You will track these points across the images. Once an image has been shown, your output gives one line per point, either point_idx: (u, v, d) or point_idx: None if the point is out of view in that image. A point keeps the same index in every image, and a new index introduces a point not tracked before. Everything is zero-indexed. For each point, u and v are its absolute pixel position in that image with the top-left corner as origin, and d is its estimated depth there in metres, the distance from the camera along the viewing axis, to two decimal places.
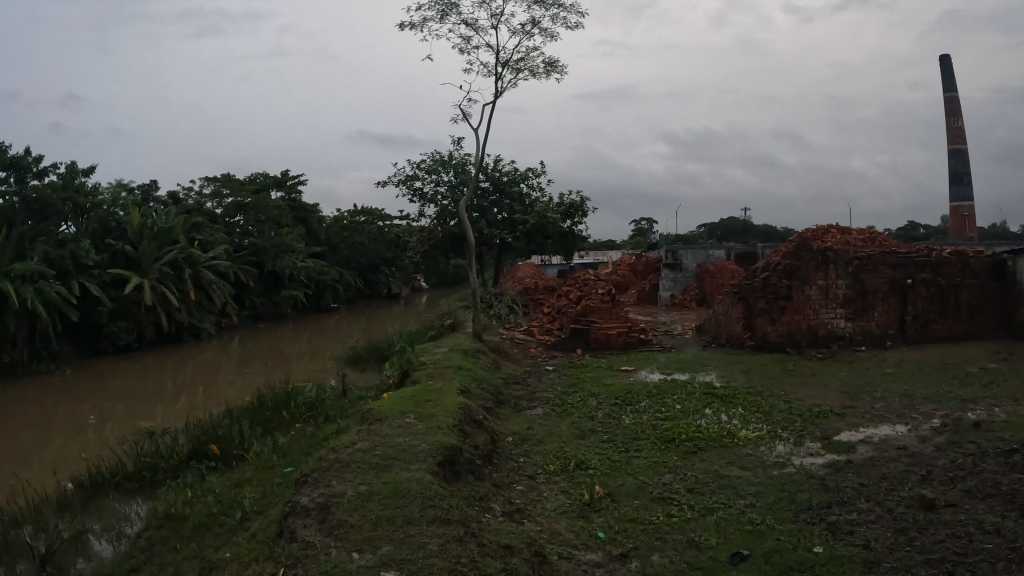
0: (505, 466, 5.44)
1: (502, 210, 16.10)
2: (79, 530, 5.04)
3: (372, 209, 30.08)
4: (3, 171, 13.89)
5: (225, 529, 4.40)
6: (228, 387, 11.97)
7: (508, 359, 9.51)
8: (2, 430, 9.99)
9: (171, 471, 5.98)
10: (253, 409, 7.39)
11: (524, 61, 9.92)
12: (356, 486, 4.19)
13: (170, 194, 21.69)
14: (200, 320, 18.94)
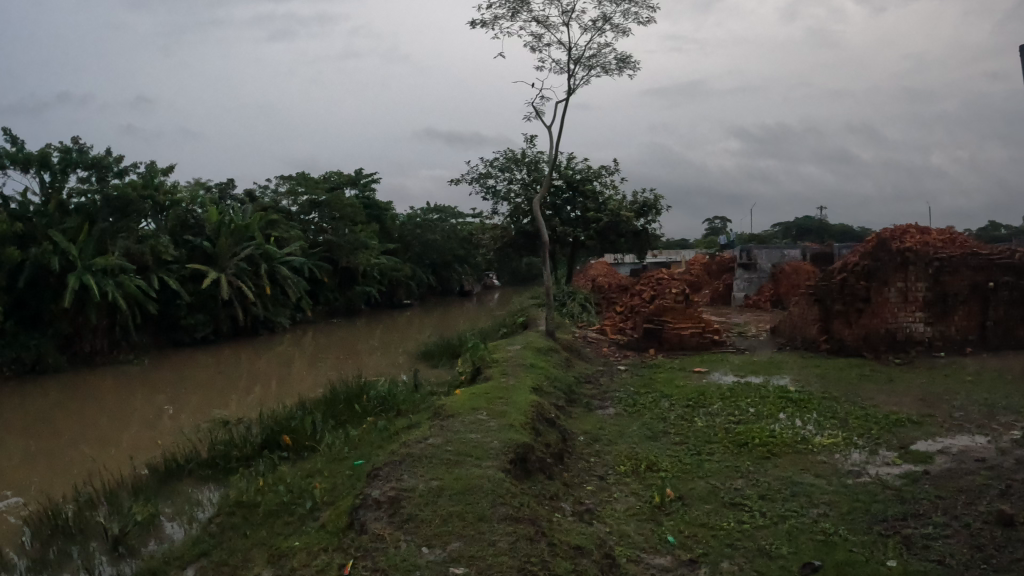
0: (574, 465, 5.40)
1: (575, 207, 15.92)
2: (154, 513, 5.29)
3: (444, 207, 30.36)
4: (87, 170, 14.69)
5: (295, 518, 4.53)
6: (301, 379, 12.31)
7: (580, 357, 9.46)
8: (86, 414, 10.57)
9: (244, 460, 6.20)
10: (326, 401, 7.58)
11: (595, 57, 9.83)
12: (426, 481, 4.23)
13: (247, 192, 22.48)
14: (276, 313, 19.62)
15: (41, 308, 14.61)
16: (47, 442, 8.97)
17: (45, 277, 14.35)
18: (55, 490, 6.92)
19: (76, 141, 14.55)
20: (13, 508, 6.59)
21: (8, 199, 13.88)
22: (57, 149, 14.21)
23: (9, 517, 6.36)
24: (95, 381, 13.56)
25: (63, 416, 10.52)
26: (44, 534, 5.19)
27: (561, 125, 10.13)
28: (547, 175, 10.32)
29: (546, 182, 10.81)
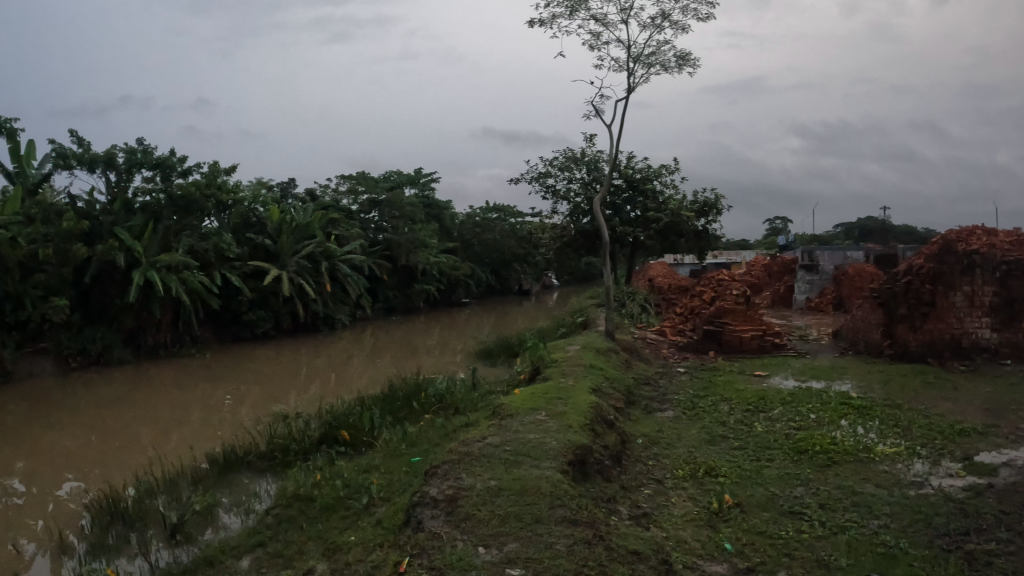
0: (632, 468, 5.34)
1: (635, 208, 15.65)
2: (211, 503, 5.44)
3: (503, 206, 30.22)
4: (151, 170, 15.22)
5: (350, 512, 4.60)
6: (359, 376, 12.51)
7: (639, 358, 9.36)
8: (152, 405, 10.97)
9: (302, 453, 6.33)
10: (385, 398, 7.68)
11: (654, 55, 9.71)
12: (484, 480, 4.23)
13: (307, 191, 22.96)
14: (335, 311, 20.03)
15: (108, 303, 15.24)
16: (115, 430, 9.37)
17: (112, 273, 14.96)
18: (118, 477, 7.20)
19: (141, 142, 15.07)
20: (78, 493, 6.90)
21: (77, 198, 14.52)
22: (123, 149, 14.77)
23: (75, 501, 6.67)
24: (159, 373, 14.09)
25: (129, 406, 10.95)
26: (108, 518, 5.42)
27: (621, 124, 10.03)
28: (608, 174, 10.23)
29: (607, 181, 10.71)
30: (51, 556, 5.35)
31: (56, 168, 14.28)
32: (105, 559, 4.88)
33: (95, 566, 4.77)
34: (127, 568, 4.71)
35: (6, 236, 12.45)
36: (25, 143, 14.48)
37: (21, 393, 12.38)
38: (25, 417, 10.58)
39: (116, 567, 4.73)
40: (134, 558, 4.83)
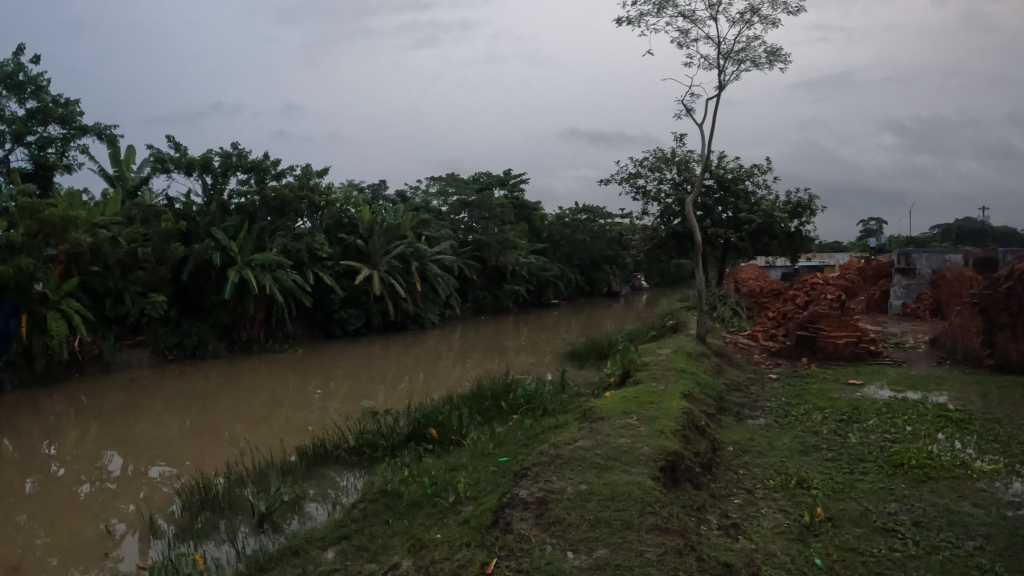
0: (722, 477, 5.20)
1: (727, 208, 14.66)
2: (298, 494, 5.60)
3: (592, 206, 29.51)
4: (246, 173, 15.86)
5: (437, 510, 4.67)
6: (447, 375, 12.65)
7: (731, 363, 9.13)
8: (243, 397, 11.44)
9: (390, 449, 6.45)
10: (473, 397, 7.77)
11: (745, 51, 9.46)
12: (574, 484, 4.20)
13: (398, 193, 23.43)
14: (425, 310, 20.39)
15: (202, 299, 16.04)
16: (207, 421, 9.80)
17: (208, 271, 15.73)
18: (209, 465, 7.52)
19: (236, 147, 15.77)
20: (169, 478, 7.25)
21: (176, 200, 15.32)
22: (219, 154, 15.49)
23: (167, 486, 7.01)
24: (247, 367, 14.71)
25: (220, 398, 11.45)
26: (199, 504, 5.68)
27: (713, 122, 9.79)
28: (701, 174, 10.00)
29: (698, 181, 10.49)
30: (140, 538, 5.65)
31: (155, 171, 15.09)
32: (194, 542, 5.11)
33: (183, 550, 4.99)
34: (214, 553, 4.92)
35: (107, 235, 13.27)
36: (126, 149, 15.36)
37: (119, 382, 13.16)
38: (124, 405, 11.25)
39: (205, 551, 4.94)
40: (222, 542, 5.05)
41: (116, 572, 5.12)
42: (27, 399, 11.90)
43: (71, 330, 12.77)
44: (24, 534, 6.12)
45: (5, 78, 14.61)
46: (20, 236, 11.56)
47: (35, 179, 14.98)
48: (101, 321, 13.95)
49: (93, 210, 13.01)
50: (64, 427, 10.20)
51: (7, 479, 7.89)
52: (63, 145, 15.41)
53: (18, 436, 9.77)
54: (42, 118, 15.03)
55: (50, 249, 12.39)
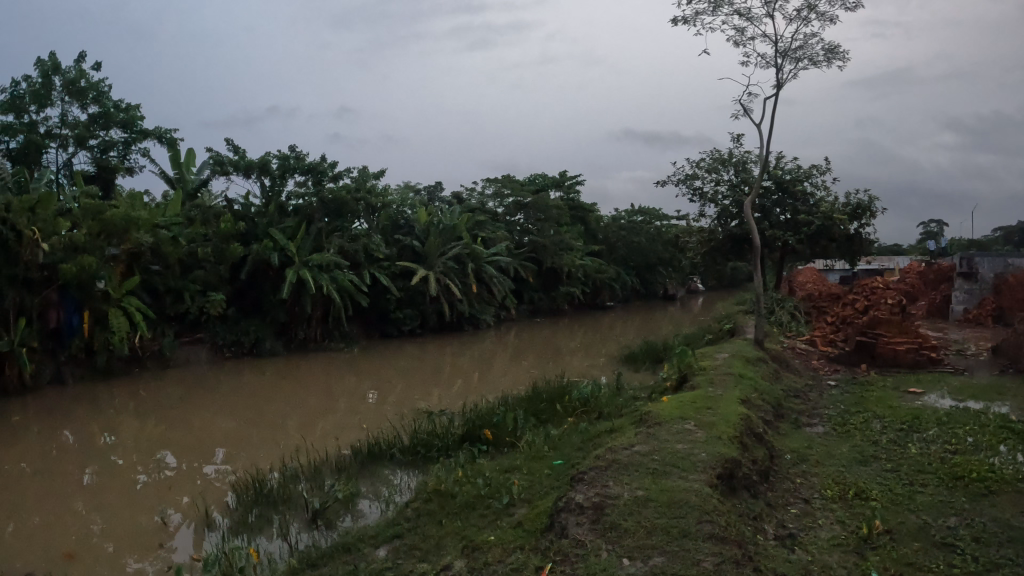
0: (779, 486, 5.10)
1: (785, 210, 13.83)
2: (353, 492, 5.70)
3: (649, 208, 28.58)
4: (304, 175, 16.21)
5: (490, 511, 4.72)
6: (501, 376, 12.66)
7: (788, 369, 8.96)
8: (296, 395, 11.68)
9: (444, 449, 6.50)
10: (528, 399, 7.77)
11: (802, 49, 9.27)
12: (630, 490, 4.17)
13: (453, 194, 23.42)
14: (481, 311, 20.34)
15: (259, 298, 16.46)
16: (260, 417, 10.01)
17: (265, 271, 16.10)
18: (264, 461, 7.68)
19: (294, 150, 16.13)
20: (223, 473, 7.41)
21: (234, 201, 15.74)
22: (277, 156, 15.86)
23: (220, 481, 7.16)
24: (299, 365, 15.01)
25: (274, 395, 11.70)
26: (253, 498, 5.81)
27: (771, 122, 9.61)
28: (759, 175, 9.82)
29: (757, 182, 10.29)
30: (193, 531, 5.79)
31: (214, 174, 15.51)
32: (251, 535, 5.25)
33: (238, 543, 5.11)
34: (267, 548, 5.01)
35: (167, 235, 13.73)
36: (185, 152, 15.83)
37: (176, 378, 13.59)
38: (180, 400, 11.60)
39: (257, 546, 5.04)
40: (275, 537, 5.15)
41: (169, 562, 5.26)
42: (89, 392, 12.40)
43: (131, 327, 13.25)
44: (82, 522, 6.35)
45: (70, 85, 15.20)
46: (84, 236, 12.06)
47: (98, 181, 15.55)
48: (161, 318, 14.42)
49: (154, 212, 13.47)
50: (123, 419, 10.57)
51: (69, 468, 8.20)
52: (124, 148, 15.96)
53: (80, 428, 10.17)
54: (105, 123, 15.60)
55: (113, 249, 12.87)
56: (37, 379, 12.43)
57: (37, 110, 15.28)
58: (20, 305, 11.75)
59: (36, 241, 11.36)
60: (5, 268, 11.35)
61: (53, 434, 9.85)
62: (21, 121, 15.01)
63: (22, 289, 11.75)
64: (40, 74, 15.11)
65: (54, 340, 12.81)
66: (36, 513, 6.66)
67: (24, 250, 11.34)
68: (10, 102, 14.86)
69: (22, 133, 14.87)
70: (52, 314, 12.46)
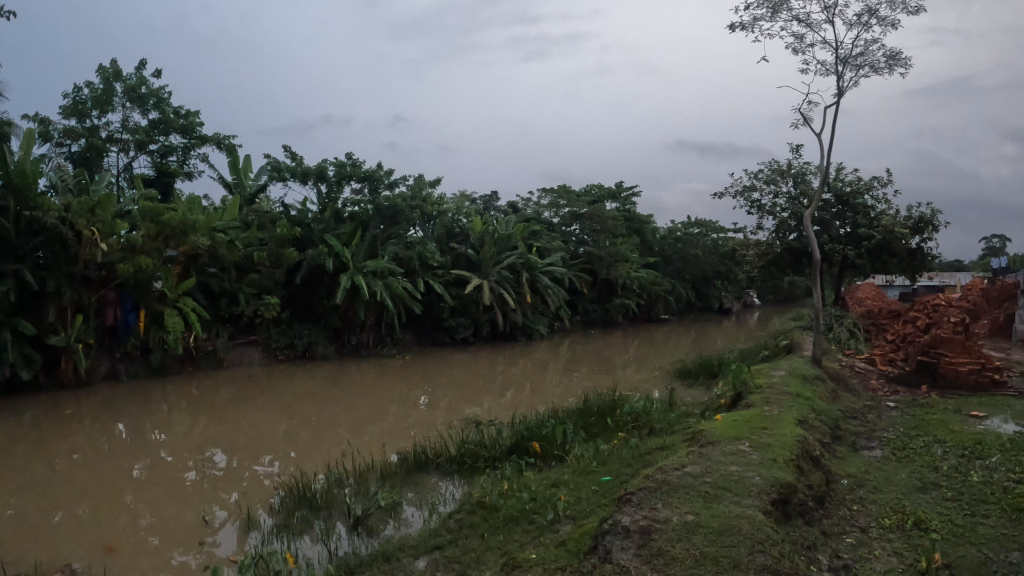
0: (834, 513, 4.98)
1: (845, 223, 13.48)
2: (397, 500, 5.77)
3: (706, 220, 27.91)
4: (360, 182, 16.55)
5: (534, 527, 4.74)
6: (554, 388, 12.61)
7: (846, 388, 8.73)
8: (346, 399, 11.85)
9: (490, 461, 6.51)
10: (578, 411, 7.75)
11: (863, 55, 9.07)
12: (680, 514, 4.13)
13: (509, 203, 23.37)
14: (534, 321, 20.22)
15: (314, 303, 16.79)
16: (309, 420, 10.19)
17: (320, 276, 16.41)
18: (309, 464, 7.79)
19: (350, 157, 16.46)
20: (269, 473, 7.55)
21: (292, 207, 16.13)
22: (335, 163, 16.19)
23: (265, 481, 7.30)
24: (348, 370, 15.21)
25: (325, 399, 11.90)
26: (297, 502, 5.91)
27: (833, 132, 9.40)
28: (819, 186, 9.61)
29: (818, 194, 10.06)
30: (235, 529, 5.91)
31: (272, 180, 15.89)
32: (297, 537, 5.36)
33: (276, 545, 5.20)
34: (306, 552, 5.08)
35: (223, 239, 14.14)
36: (243, 158, 16.23)
37: (227, 378, 13.93)
38: (230, 400, 11.90)
39: (297, 550, 5.12)
40: (316, 541, 5.23)
41: (211, 559, 5.37)
42: (143, 389, 12.82)
43: (186, 327, 13.66)
44: (129, 515, 6.55)
45: (131, 91, 15.75)
46: (141, 238, 12.50)
47: (157, 185, 16.08)
48: (215, 319, 14.83)
49: (211, 215, 13.89)
50: (174, 417, 10.88)
51: (120, 462, 8.47)
52: (184, 154, 16.46)
53: (132, 422, 10.52)
54: (164, 129, 16.13)
55: (171, 251, 13.32)
56: (92, 374, 12.93)
57: (99, 115, 15.86)
58: (79, 302, 12.24)
59: (95, 241, 11.82)
60: (65, 267, 11.85)
61: (107, 428, 10.20)
62: (83, 125, 15.62)
63: (80, 287, 12.23)
64: (102, 80, 15.70)
65: (111, 338, 13.30)
66: (86, 504, 6.90)
67: (84, 250, 11.81)
68: (73, 107, 15.47)
69: (84, 137, 15.46)
70: (109, 312, 12.98)
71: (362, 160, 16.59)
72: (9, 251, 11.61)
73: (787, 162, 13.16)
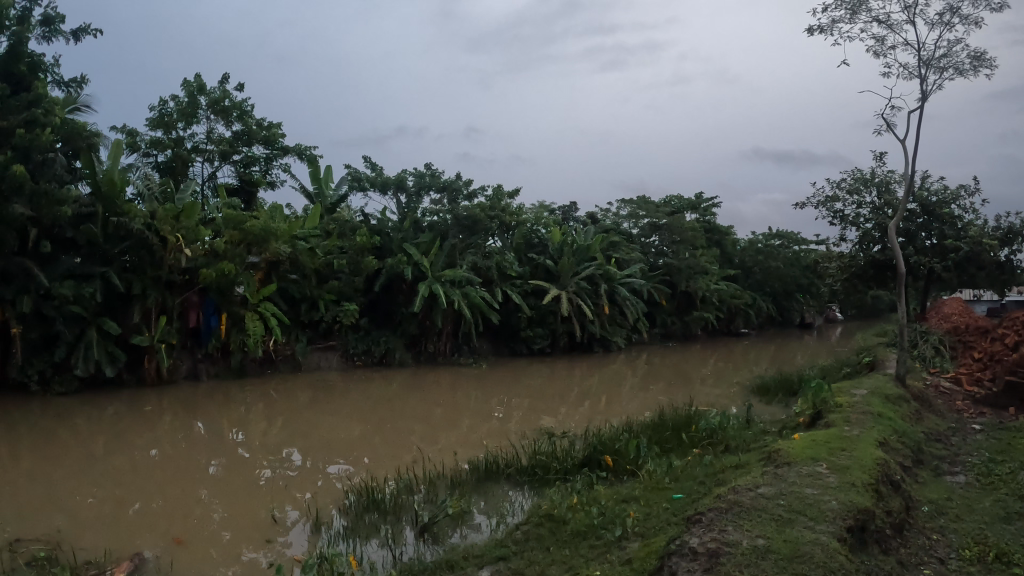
0: (912, 542, 4.75)
1: (931, 235, 12.83)
2: (467, 508, 5.82)
3: (787, 231, 27.05)
4: (440, 193, 16.95)
5: (601, 543, 4.70)
6: (630, 401, 12.45)
7: (932, 409, 8.33)
8: (420, 406, 12.01)
9: (563, 473, 6.50)
10: (653, 426, 7.65)
11: (946, 57, 8.68)
12: (751, 537, 4.02)
13: (588, 214, 23.29)
14: (612, 333, 20.04)
15: (392, 310, 17.16)
16: (383, 426, 10.39)
17: (399, 284, 16.77)
18: (381, 469, 7.93)
19: (430, 168, 16.85)
20: (342, 476, 7.73)
21: (372, 217, 16.60)
22: (414, 174, 16.62)
23: (336, 484, 7.49)
24: (421, 377, 15.43)
25: (401, 405, 12.08)
26: (366, 505, 6.04)
27: (917, 136, 9.01)
28: (903, 195, 9.21)
29: (902, 204, 9.61)
30: (305, 530, 6.06)
31: (352, 190, 16.37)
32: (367, 540, 5.48)
33: (342, 548, 5.32)
34: (371, 556, 5.19)
35: (303, 246, 14.66)
36: (323, 168, 16.75)
37: (302, 382, 14.37)
38: (304, 403, 12.25)
39: (363, 553, 5.22)
40: (382, 546, 5.32)
41: (279, 557, 5.52)
42: (221, 389, 13.37)
43: (265, 331, 14.17)
44: (204, 509, 6.83)
45: (214, 104, 16.50)
46: (224, 244, 13.11)
47: (240, 194, 16.76)
48: (295, 324, 15.36)
49: (292, 223, 14.43)
50: (250, 417, 11.29)
51: (197, 459, 8.82)
52: (266, 164, 17.11)
53: (211, 421, 10.97)
54: (247, 140, 16.81)
55: (253, 257, 13.93)
56: (174, 373, 13.56)
57: (184, 127, 16.66)
58: (163, 304, 12.87)
59: (180, 247, 12.51)
60: (150, 271, 12.52)
61: (187, 425, 10.66)
62: (169, 136, 16.44)
63: (165, 290, 12.88)
64: (188, 94, 16.50)
65: (193, 339, 13.93)
66: (164, 497, 7.23)
67: (169, 254, 12.46)
68: (160, 120, 16.31)
69: (169, 148, 16.27)
70: (193, 315, 13.58)
71: (441, 170, 16.99)
72: (98, 255, 12.34)
73: (872, 171, 12.66)
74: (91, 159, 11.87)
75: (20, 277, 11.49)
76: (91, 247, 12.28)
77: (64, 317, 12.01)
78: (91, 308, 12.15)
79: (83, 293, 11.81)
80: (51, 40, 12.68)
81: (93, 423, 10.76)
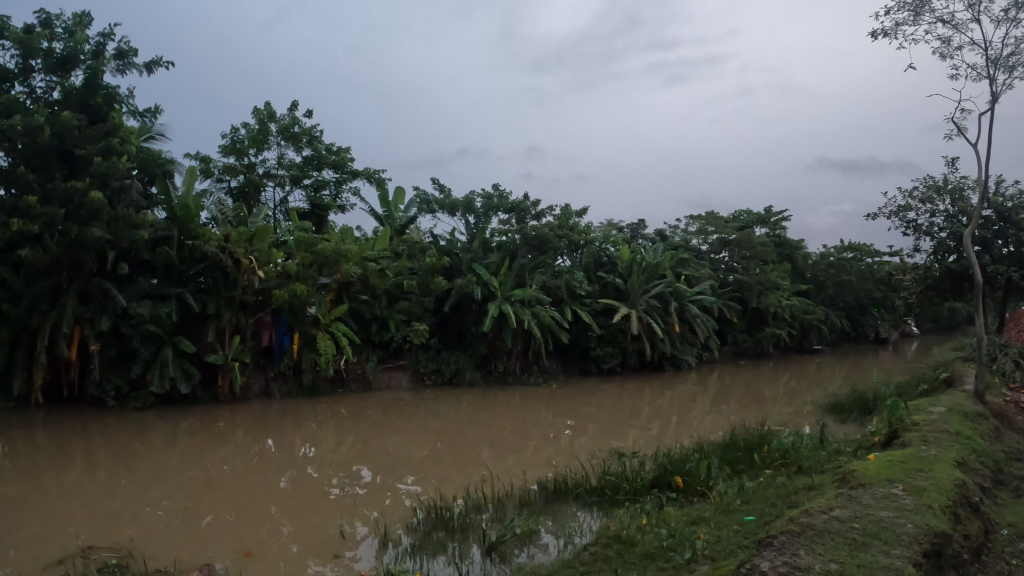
0: (990, 568, 4.51)
1: (1007, 242, 12.16)
2: (533, 527, 5.80)
3: (859, 243, 26.10)
4: (507, 213, 17.11)
5: (670, 565, 4.61)
6: (702, 420, 12.18)
7: (1019, 428, 7.88)
8: (491, 426, 12.03)
9: (632, 493, 6.40)
10: (724, 445, 7.47)
11: (1016, 54, 8.28)
12: (824, 562, 3.86)
13: (656, 231, 23.07)
14: (683, 351, 19.71)
15: (462, 330, 17.33)
16: (451, 445, 10.44)
17: (469, 304, 16.93)
18: (448, 488, 7.96)
19: (497, 189, 17.04)
20: (410, 495, 7.79)
21: (440, 238, 16.88)
22: (482, 195, 16.83)
23: (404, 502, 7.55)
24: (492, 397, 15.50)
25: (469, 424, 12.13)
26: (434, 523, 6.10)
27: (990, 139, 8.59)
28: (978, 201, 8.78)
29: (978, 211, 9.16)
30: (372, 546, 6.15)
31: (421, 212, 16.70)
32: (434, 556, 5.52)
33: (410, 564, 5.38)
34: (438, 573, 5.22)
35: (373, 268, 15.02)
36: (392, 191, 17.16)
37: (371, 400, 14.64)
38: (371, 420, 12.46)
39: (429, 570, 5.26)
40: (449, 563, 5.35)
41: (347, 572, 5.64)
42: (293, 406, 13.74)
43: (336, 350, 14.53)
44: (272, 523, 7.02)
45: (285, 131, 17.14)
46: (296, 266, 13.57)
47: (310, 217, 17.31)
48: (366, 344, 15.69)
49: (362, 245, 14.80)
50: (319, 434, 11.57)
51: (270, 474, 9.06)
52: (336, 187, 17.64)
53: (282, 438, 11.27)
54: (317, 165, 17.38)
55: (324, 278, 14.34)
56: (246, 391, 14.03)
57: (256, 153, 17.36)
58: (237, 324, 13.36)
59: (252, 269, 13.01)
60: (224, 292, 13.03)
61: (259, 441, 11.00)
62: (241, 163, 17.16)
63: (239, 310, 13.37)
64: (258, 121, 17.22)
65: (265, 357, 14.41)
66: (235, 510, 7.45)
67: (242, 276, 12.98)
68: (233, 147, 17.07)
69: (242, 174, 16.98)
70: (265, 334, 14.04)
71: (510, 192, 17.16)
72: (174, 276, 12.94)
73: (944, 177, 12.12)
74: (166, 185, 12.52)
75: (98, 297, 12.14)
76: (167, 269, 12.87)
77: (141, 335, 12.62)
78: (167, 326, 12.72)
79: (159, 313, 12.38)
80: (126, 72, 13.45)
81: (169, 437, 11.23)
